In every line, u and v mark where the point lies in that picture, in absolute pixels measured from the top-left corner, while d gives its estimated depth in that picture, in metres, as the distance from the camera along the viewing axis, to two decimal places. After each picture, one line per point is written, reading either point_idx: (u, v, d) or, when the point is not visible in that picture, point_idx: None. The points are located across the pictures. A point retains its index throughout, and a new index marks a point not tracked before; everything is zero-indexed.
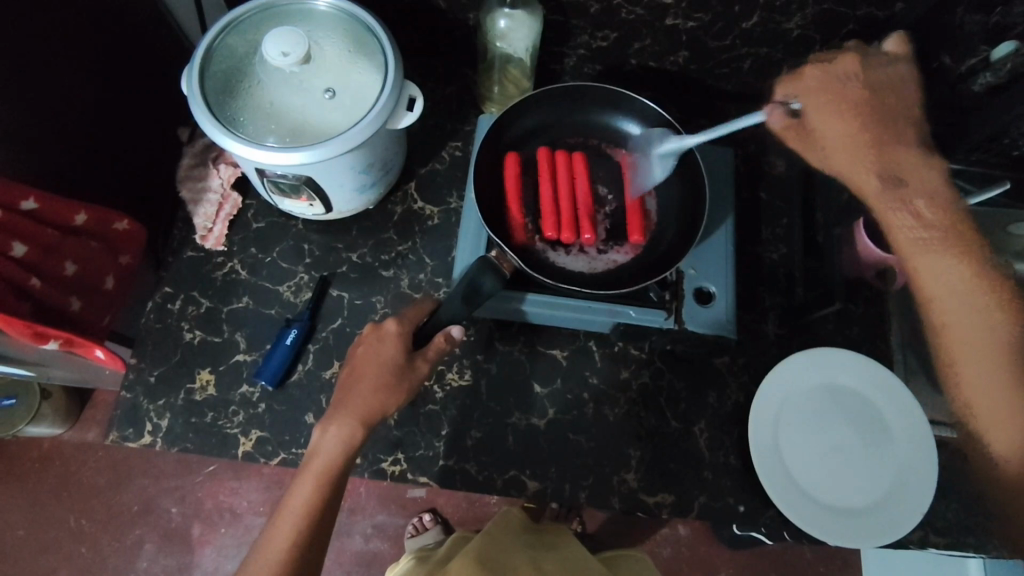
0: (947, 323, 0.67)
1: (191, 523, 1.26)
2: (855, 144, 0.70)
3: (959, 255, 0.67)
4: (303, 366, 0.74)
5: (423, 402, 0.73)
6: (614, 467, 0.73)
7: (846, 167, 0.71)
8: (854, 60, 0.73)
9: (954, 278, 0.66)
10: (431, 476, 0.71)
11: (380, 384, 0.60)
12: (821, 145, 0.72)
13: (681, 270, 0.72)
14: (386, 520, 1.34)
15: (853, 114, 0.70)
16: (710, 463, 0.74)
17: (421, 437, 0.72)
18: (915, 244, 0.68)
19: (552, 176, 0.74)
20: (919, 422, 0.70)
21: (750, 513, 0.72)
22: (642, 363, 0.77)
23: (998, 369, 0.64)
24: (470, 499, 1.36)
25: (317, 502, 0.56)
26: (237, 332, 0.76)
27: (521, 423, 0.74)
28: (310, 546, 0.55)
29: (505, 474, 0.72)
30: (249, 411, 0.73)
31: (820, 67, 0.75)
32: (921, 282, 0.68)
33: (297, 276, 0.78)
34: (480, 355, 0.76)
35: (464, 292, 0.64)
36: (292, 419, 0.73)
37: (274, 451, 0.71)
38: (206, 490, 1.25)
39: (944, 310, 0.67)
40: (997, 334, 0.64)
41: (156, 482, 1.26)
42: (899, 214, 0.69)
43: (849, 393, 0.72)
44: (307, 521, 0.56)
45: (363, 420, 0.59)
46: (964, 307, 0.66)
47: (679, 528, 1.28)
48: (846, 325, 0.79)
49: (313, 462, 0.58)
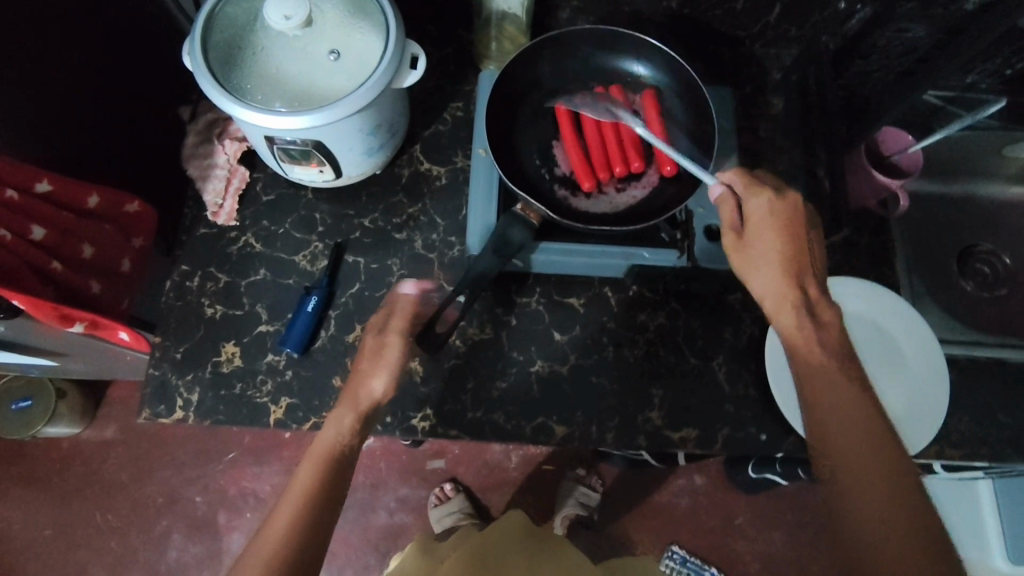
0: (829, 418, 0.59)
1: (216, 510, 1.36)
2: (763, 242, 0.63)
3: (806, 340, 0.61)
4: (326, 332, 0.75)
5: (447, 357, 0.75)
6: (638, 406, 0.75)
7: (767, 288, 0.63)
8: (788, 209, 0.63)
9: (849, 399, 0.59)
10: (459, 428, 0.73)
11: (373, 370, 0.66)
12: (755, 254, 0.63)
13: (690, 209, 0.73)
14: (408, 493, 1.42)
15: (782, 253, 0.62)
16: (732, 396, 0.76)
17: (448, 391, 0.74)
18: (812, 366, 0.61)
19: (603, 140, 0.73)
20: (926, 339, 0.76)
21: (773, 440, 0.75)
22: (658, 305, 0.78)
23: (863, 469, 0.57)
24: (488, 466, 1.44)
25: (316, 481, 0.60)
26: (258, 304, 0.76)
27: (544, 371, 0.75)
28: (308, 518, 0.58)
29: (533, 421, 0.73)
30: (277, 379, 0.74)
31: (772, 197, 0.63)
32: (813, 392, 0.60)
33: (312, 244, 0.79)
34: (500, 308, 0.77)
35: (494, 245, 0.65)
36: (318, 382, 0.74)
37: (304, 416, 0.73)
38: (228, 478, 1.37)
39: (829, 414, 0.59)
40: (853, 428, 0.58)
41: (178, 472, 1.38)
42: (800, 323, 0.62)
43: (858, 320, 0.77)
44: (311, 498, 0.59)
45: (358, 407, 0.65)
46: (855, 416, 0.58)
47: (695, 479, 1.43)
48: (854, 253, 0.82)
49: (315, 444, 0.63)
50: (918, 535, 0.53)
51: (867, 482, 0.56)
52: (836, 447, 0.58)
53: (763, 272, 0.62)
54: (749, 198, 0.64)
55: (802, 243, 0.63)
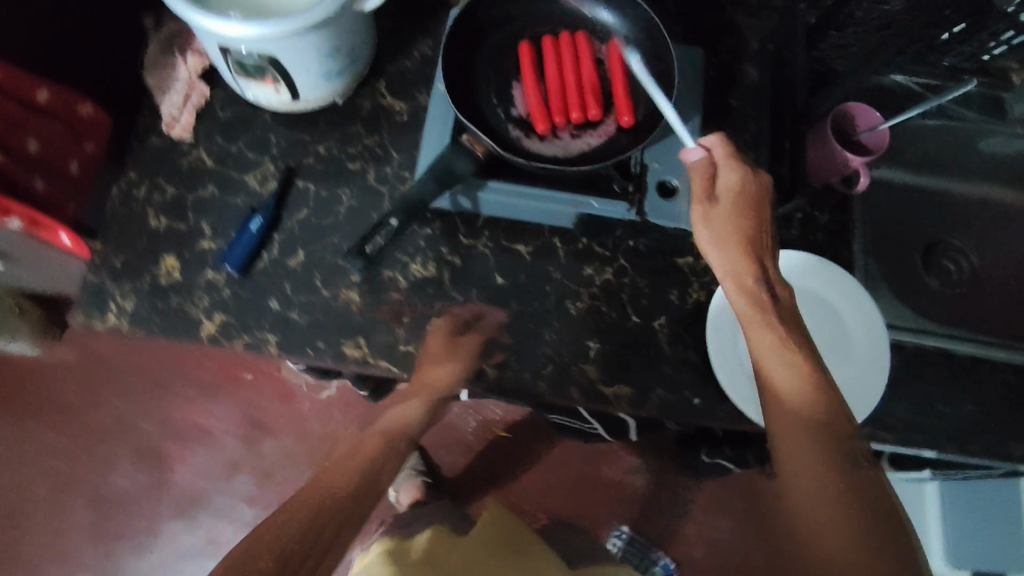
0: (778, 400, 0.56)
1: (165, 440, 1.46)
2: (726, 218, 0.62)
3: (759, 320, 0.59)
4: (269, 254, 0.74)
5: (386, 290, 0.74)
6: (574, 358, 0.74)
7: (718, 262, 0.62)
8: (752, 193, 0.62)
9: (798, 381, 0.56)
10: (391, 361, 0.72)
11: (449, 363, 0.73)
12: (716, 228, 0.62)
13: (645, 163, 0.72)
14: (360, 445, 1.45)
15: (736, 233, 0.61)
16: (670, 358, 0.75)
17: (384, 323, 0.73)
18: (762, 347, 0.58)
19: (564, 83, 0.71)
20: (879, 332, 0.75)
21: (709, 404, 0.74)
22: (605, 261, 0.77)
23: (811, 452, 0.54)
24: (443, 427, 1.46)
25: (343, 470, 0.68)
26: (203, 220, 0.75)
27: (483, 314, 0.74)
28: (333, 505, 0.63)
29: (465, 361, 0.73)
30: (214, 296, 0.72)
31: (733, 168, 0.62)
32: (764, 373, 0.58)
33: (264, 166, 0.78)
34: (445, 248, 0.76)
35: (435, 176, 0.66)
36: (255, 303, 0.73)
37: (237, 334, 0.72)
38: (180, 410, 1.46)
39: (777, 394, 0.56)
40: (797, 423, 0.55)
41: (129, 401, 1.45)
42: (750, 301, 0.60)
43: (811, 295, 0.77)
44: (345, 490, 0.66)
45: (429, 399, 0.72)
46: (806, 396, 0.55)
47: (650, 460, 1.43)
48: (812, 229, 0.82)
49: (359, 444, 0.73)
50: (866, 520, 0.50)
51: (811, 481, 0.53)
52: (784, 440, 0.55)
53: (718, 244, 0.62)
54: (722, 173, 0.63)
55: (759, 221, 0.62)
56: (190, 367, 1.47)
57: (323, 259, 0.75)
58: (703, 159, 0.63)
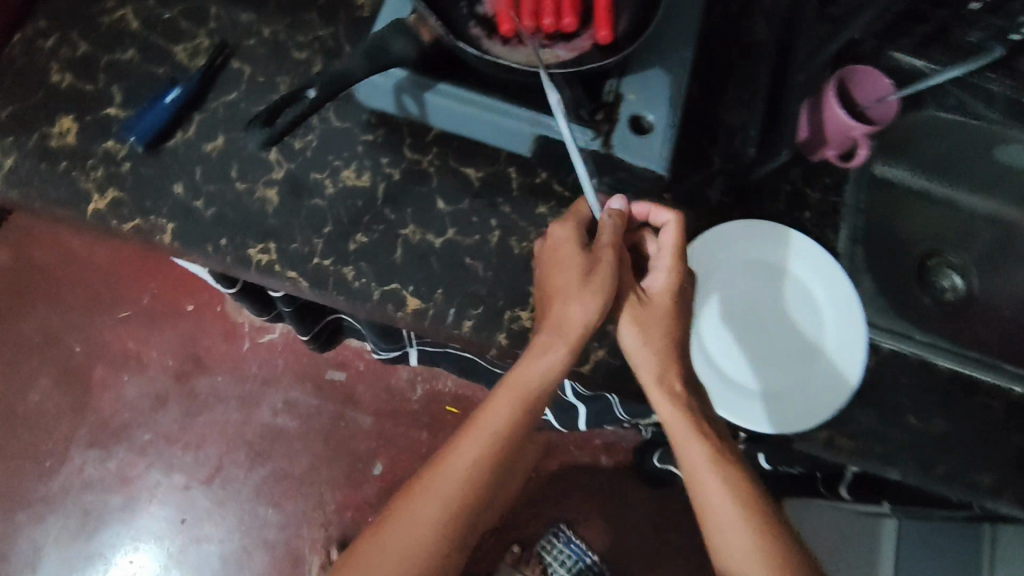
0: (691, 472, 0.57)
1: (91, 362, 1.36)
2: (682, 429, 0.57)
3: (708, 463, 0.57)
4: (182, 134, 0.65)
5: (309, 195, 0.65)
6: (511, 301, 0.64)
7: (661, 409, 0.58)
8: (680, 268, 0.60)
9: (696, 447, 0.57)
10: (300, 272, 0.63)
11: (530, 350, 0.57)
12: (645, 311, 0.59)
13: (621, 92, 0.64)
14: (298, 398, 1.37)
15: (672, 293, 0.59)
16: None
17: (299, 229, 0.64)
18: (673, 427, 0.58)
19: None
20: (850, 305, 0.66)
21: None
22: (564, 201, 0.68)
23: (728, 523, 0.56)
24: (390, 392, 1.37)
25: (466, 497, 0.54)
26: (114, 86, 0.65)
27: (414, 238, 0.65)
28: (456, 552, 0.55)
29: (385, 287, 0.64)
30: (110, 169, 0.63)
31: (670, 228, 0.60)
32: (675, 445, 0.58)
33: (197, 39, 0.68)
34: (386, 159, 0.67)
35: (367, 51, 0.54)
36: (155, 183, 0.63)
37: (128, 215, 0.62)
38: (114, 334, 1.37)
39: (689, 466, 0.58)
40: (712, 478, 0.57)
41: (62, 315, 1.37)
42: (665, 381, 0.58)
43: (780, 275, 0.68)
44: (432, 527, 0.54)
45: (526, 407, 0.56)
46: (709, 468, 0.57)
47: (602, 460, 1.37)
48: (799, 206, 0.73)
49: (472, 438, 0.55)
50: None
51: (741, 552, 0.55)
52: (704, 508, 0.57)
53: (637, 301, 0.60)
54: (659, 268, 0.60)
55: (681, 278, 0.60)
56: (131, 285, 1.39)
57: (244, 149, 0.65)
58: (611, 223, 0.58)
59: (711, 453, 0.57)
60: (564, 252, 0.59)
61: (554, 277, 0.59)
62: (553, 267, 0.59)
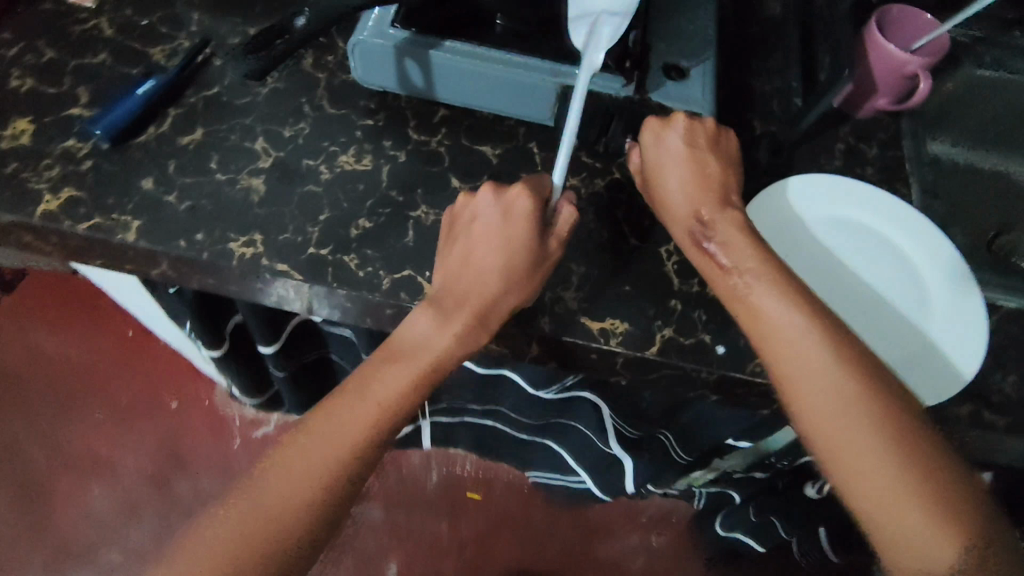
0: (776, 350, 0.48)
1: (54, 475, 1.19)
2: (798, 342, 0.47)
3: (789, 338, 0.48)
4: (155, 129, 0.57)
5: (303, 181, 0.56)
6: (549, 281, 0.54)
7: (724, 287, 0.51)
8: (713, 158, 0.56)
9: (787, 317, 0.48)
10: (292, 264, 0.52)
11: (433, 316, 0.48)
12: (663, 203, 0.56)
13: (649, 41, 0.58)
14: None
15: (703, 176, 0.55)
16: (680, 293, 0.55)
17: (291, 218, 0.54)
18: (752, 299, 0.50)
19: None
20: (954, 263, 0.57)
21: (735, 353, 0.53)
22: (596, 173, 0.60)
23: (830, 399, 0.46)
24: (402, 479, 1.29)
25: (323, 477, 0.44)
26: (81, 87, 0.58)
27: (427, 219, 0.55)
28: (304, 525, 0.43)
29: (396, 274, 0.53)
30: (69, 168, 0.54)
31: (680, 132, 0.55)
32: (756, 326, 0.49)
33: (176, 40, 0.62)
34: (389, 142, 0.59)
35: None
36: (121, 180, 0.54)
37: (86, 215, 0.52)
38: (82, 441, 1.21)
39: (775, 342, 0.48)
40: (826, 386, 0.46)
41: (25, 424, 1.22)
42: (729, 253, 0.52)
43: (863, 228, 0.59)
44: (273, 506, 0.43)
45: (422, 383, 0.47)
46: (804, 337, 0.47)
47: (655, 539, 1.28)
48: (858, 163, 0.65)
49: (343, 409, 0.46)
50: (913, 464, 0.43)
51: (849, 433, 0.45)
52: (807, 392, 0.46)
53: (692, 203, 0.54)
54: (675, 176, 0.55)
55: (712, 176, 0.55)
56: (109, 385, 1.26)
57: (226, 140, 0.57)
58: (647, 131, 0.56)
59: (823, 337, 0.47)
60: (480, 237, 0.49)
61: (455, 268, 0.49)
62: (451, 251, 0.50)
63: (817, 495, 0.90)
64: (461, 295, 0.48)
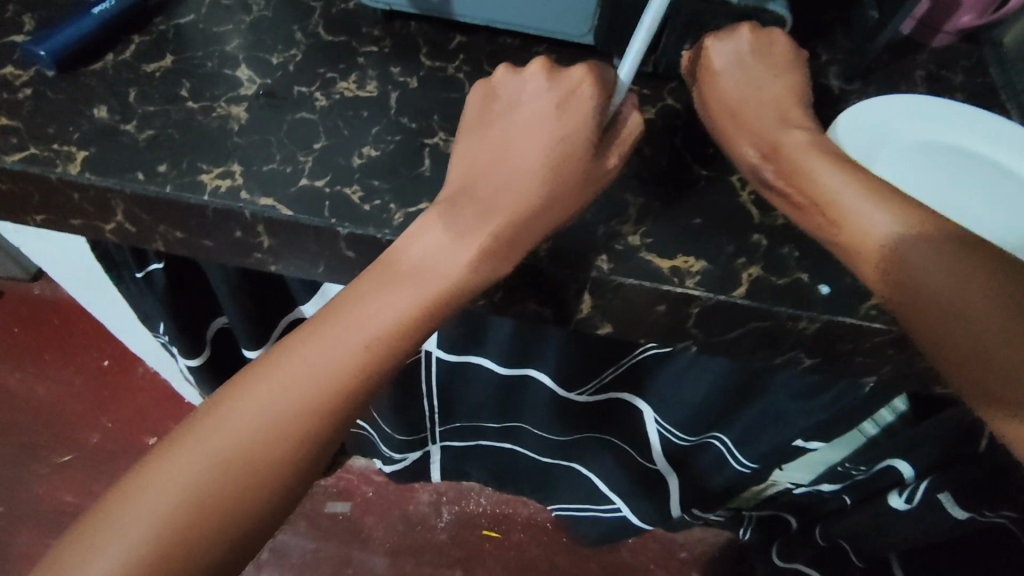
0: (874, 258, 0.39)
1: (14, 528, 1.06)
2: (900, 242, 0.38)
3: (887, 240, 0.38)
4: (113, 56, 0.47)
5: (294, 109, 0.46)
6: (601, 214, 0.44)
7: (801, 193, 0.42)
8: (783, 77, 0.47)
9: (882, 214, 0.39)
10: (280, 198, 0.41)
11: (451, 225, 0.38)
12: (728, 126, 0.46)
13: None
14: (289, 543, 1.09)
15: (762, 97, 0.46)
16: (764, 227, 0.44)
17: (279, 147, 0.44)
18: (835, 200, 0.40)
19: None
20: None
21: (841, 295, 0.42)
22: (645, 98, 0.50)
23: (956, 302, 0.36)
24: (409, 522, 1.13)
25: (294, 427, 0.33)
26: (27, 13, 0.49)
27: (446, 147, 0.45)
28: (311, 447, 0.34)
29: (410, 208, 0.42)
30: (4, 96, 0.44)
31: (737, 46, 0.46)
32: (844, 232, 0.40)
33: None
34: (397, 69, 0.49)
35: None
36: (68, 108, 0.44)
37: (20, 145, 0.42)
38: (49, 488, 1.09)
39: (872, 246, 0.39)
40: (945, 287, 0.36)
41: None
42: (811, 157, 0.42)
43: (963, 152, 0.49)
44: (223, 462, 0.32)
45: (426, 315, 0.37)
46: (906, 235, 0.38)
47: None
48: (945, 91, 0.55)
49: (325, 341, 0.35)
50: None
51: (986, 338, 0.35)
52: (923, 297, 0.37)
53: (749, 135, 0.45)
54: (740, 99, 0.47)
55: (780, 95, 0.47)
56: (80, 424, 1.15)
57: (201, 68, 0.47)
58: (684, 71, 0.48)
59: (928, 232, 0.37)
60: (520, 124, 0.41)
61: (487, 163, 0.41)
62: (480, 143, 0.42)
63: (906, 506, 0.75)
64: (485, 198, 0.40)
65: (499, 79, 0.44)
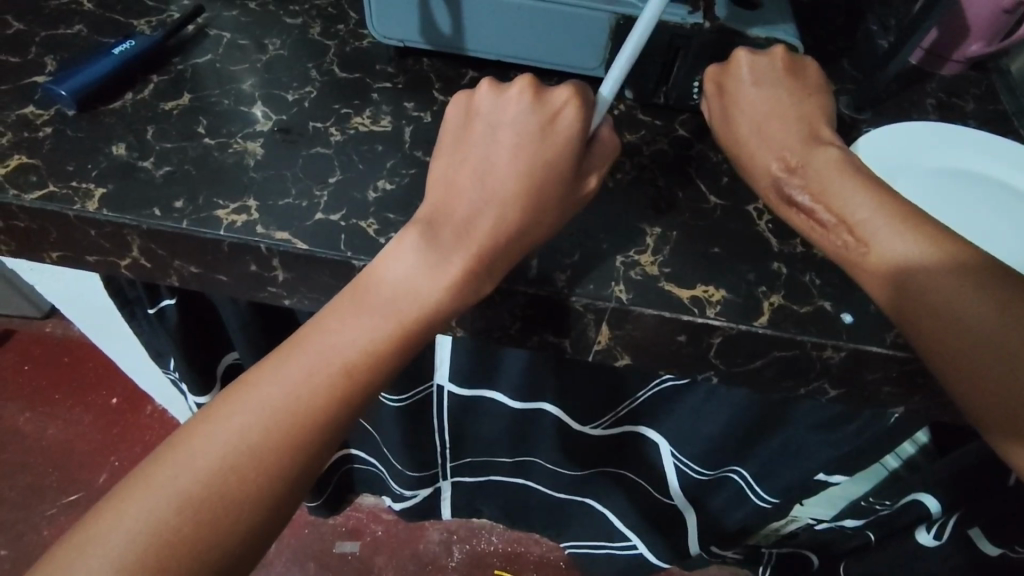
0: (901, 283, 0.37)
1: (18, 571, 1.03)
2: (925, 266, 0.37)
3: (911, 265, 0.37)
4: (132, 95, 0.48)
5: (309, 143, 0.46)
6: (617, 244, 0.43)
7: (827, 219, 0.41)
8: (807, 94, 0.46)
9: (906, 240, 0.38)
10: (296, 232, 0.41)
11: (432, 250, 0.37)
12: (750, 140, 0.45)
13: None
14: None
15: (787, 114, 0.45)
16: (782, 255, 0.44)
17: (295, 182, 0.44)
18: (861, 225, 0.39)
19: None
20: None
21: (865, 324, 0.41)
22: (657, 130, 0.50)
23: (984, 329, 0.35)
24: (420, 561, 1.10)
25: (260, 466, 0.30)
26: (49, 56, 0.49)
27: None
28: (286, 484, 0.31)
29: None
30: (24, 136, 0.44)
31: (764, 65, 0.46)
32: (869, 258, 0.39)
33: (165, 12, 0.53)
34: (414, 104, 0.50)
35: None
36: (88, 146, 0.44)
37: (39, 182, 0.42)
38: (55, 528, 1.07)
39: (897, 273, 0.38)
40: (974, 313, 0.35)
41: None
42: (835, 183, 0.41)
43: (975, 180, 0.49)
44: (181, 512, 0.29)
45: (402, 342, 0.35)
46: (932, 260, 0.37)
47: None
48: (956, 118, 0.55)
49: (291, 372, 0.32)
50: None
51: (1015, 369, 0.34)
52: (950, 323, 0.35)
53: (775, 150, 0.44)
54: (765, 108, 0.45)
55: (805, 109, 0.45)
56: (87, 464, 1.13)
57: (218, 106, 0.48)
58: (707, 83, 0.46)
59: (952, 257, 0.36)
60: (501, 144, 0.40)
61: (466, 186, 0.39)
62: (459, 166, 0.40)
63: (934, 542, 0.73)
64: (465, 223, 0.38)
65: (479, 98, 0.42)
